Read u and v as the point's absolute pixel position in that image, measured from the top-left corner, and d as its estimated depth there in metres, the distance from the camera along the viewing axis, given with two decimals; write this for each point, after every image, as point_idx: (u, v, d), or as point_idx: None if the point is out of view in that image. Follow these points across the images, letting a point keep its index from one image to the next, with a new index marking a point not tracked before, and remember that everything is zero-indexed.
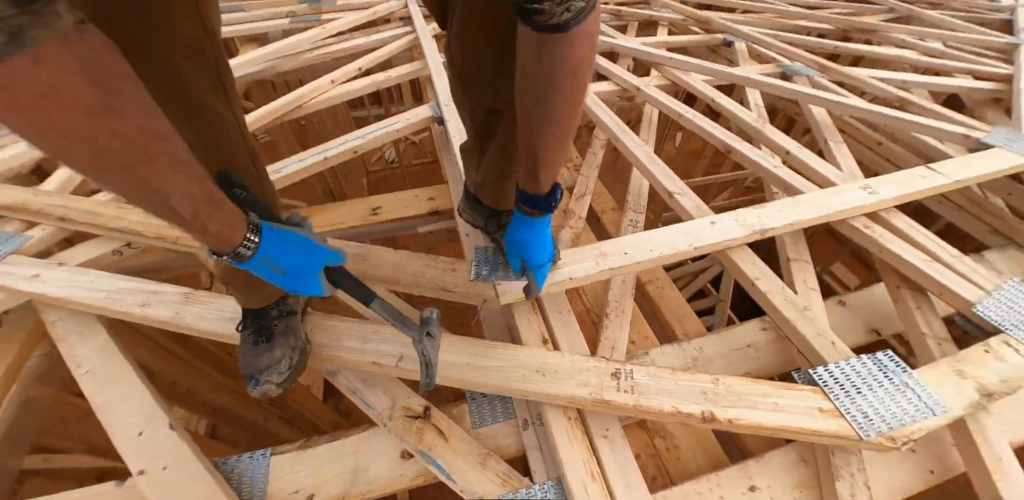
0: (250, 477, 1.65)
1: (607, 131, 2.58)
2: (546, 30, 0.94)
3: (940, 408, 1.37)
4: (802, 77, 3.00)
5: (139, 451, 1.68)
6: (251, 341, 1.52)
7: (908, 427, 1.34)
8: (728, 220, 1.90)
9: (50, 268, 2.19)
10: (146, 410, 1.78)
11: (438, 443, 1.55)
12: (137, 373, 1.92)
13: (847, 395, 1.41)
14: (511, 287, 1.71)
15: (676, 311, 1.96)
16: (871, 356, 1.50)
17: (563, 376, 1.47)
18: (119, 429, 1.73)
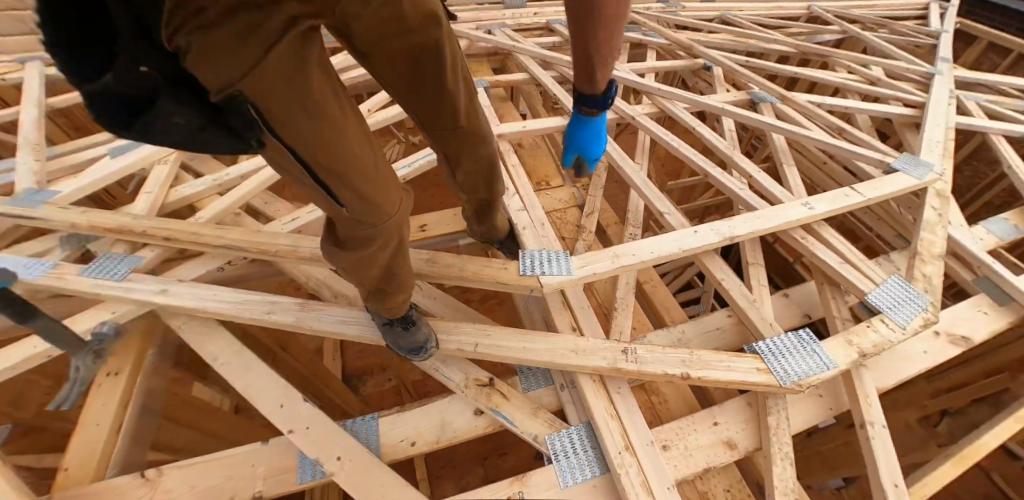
0: (366, 433, 2.35)
1: (609, 158, 3.19)
2: None
3: (834, 364, 2.07)
4: (766, 104, 3.61)
5: (284, 417, 2.37)
6: (405, 329, 2.09)
7: (811, 378, 2.04)
8: (706, 229, 2.49)
9: (174, 285, 2.81)
10: (282, 389, 2.46)
11: (502, 402, 2.25)
12: (265, 363, 2.59)
13: (775, 358, 2.10)
14: (552, 279, 2.26)
15: (665, 303, 2.66)
16: (795, 332, 2.19)
17: (589, 353, 2.16)
18: (266, 402, 2.41)
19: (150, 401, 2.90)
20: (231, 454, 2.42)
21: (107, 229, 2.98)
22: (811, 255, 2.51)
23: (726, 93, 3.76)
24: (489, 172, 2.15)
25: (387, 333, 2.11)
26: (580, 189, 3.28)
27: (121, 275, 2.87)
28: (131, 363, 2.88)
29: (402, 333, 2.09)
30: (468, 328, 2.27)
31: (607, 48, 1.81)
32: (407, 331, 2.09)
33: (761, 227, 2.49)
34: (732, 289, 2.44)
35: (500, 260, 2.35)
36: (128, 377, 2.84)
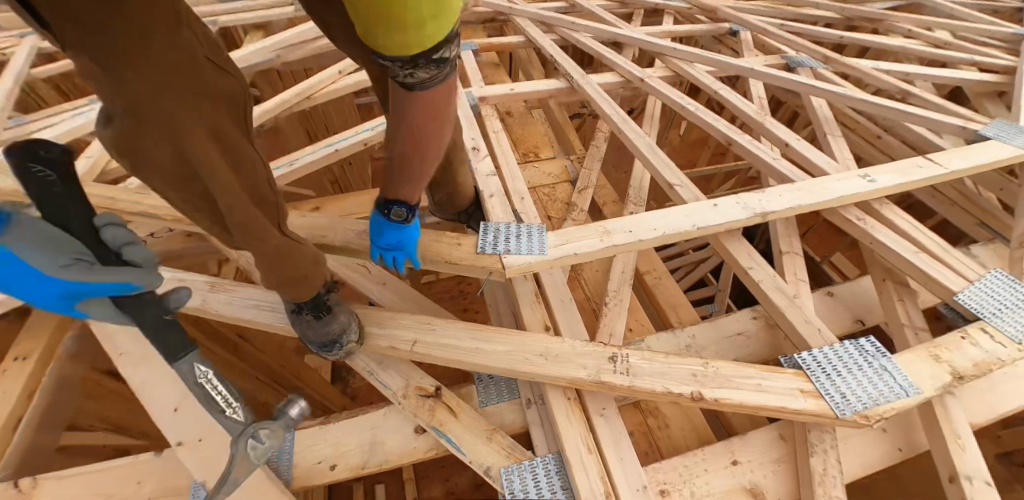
0: (277, 450, 1.83)
1: (610, 124, 2.63)
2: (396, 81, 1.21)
3: (913, 390, 1.48)
4: (805, 68, 3.06)
5: (177, 425, 1.86)
6: (316, 318, 1.56)
7: (881, 407, 1.45)
8: (730, 203, 1.93)
9: None
10: (180, 388, 1.95)
11: (448, 420, 1.69)
12: (171, 355, 2.08)
13: (828, 378, 1.51)
14: (517, 258, 1.72)
15: (671, 300, 2.08)
16: (854, 341, 1.60)
17: (563, 359, 1.59)
18: (157, 407, 1.91)
19: (61, 395, 2.38)
20: (114, 468, 1.90)
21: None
22: (870, 242, 1.94)
23: (757, 57, 3.22)
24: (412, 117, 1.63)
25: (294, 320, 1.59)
26: (575, 161, 2.73)
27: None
28: (45, 344, 2.34)
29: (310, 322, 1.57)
30: (408, 319, 1.73)
31: (408, 165, 1.45)
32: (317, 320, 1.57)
33: (802, 203, 1.92)
34: (764, 282, 1.85)
35: (453, 235, 1.83)
36: (38, 366, 2.30)
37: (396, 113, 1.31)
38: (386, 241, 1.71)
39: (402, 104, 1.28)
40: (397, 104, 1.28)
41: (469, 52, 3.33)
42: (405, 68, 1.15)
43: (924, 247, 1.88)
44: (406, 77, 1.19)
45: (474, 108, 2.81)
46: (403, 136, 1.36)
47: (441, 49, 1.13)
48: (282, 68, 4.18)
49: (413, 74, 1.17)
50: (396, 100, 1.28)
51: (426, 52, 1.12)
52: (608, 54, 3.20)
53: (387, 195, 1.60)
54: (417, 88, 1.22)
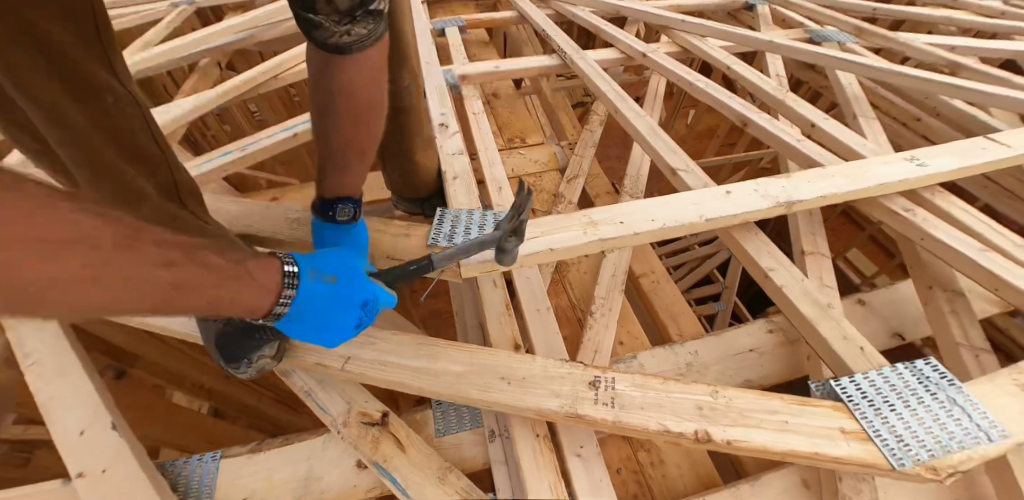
0: (198, 482, 1.54)
1: (606, 102, 2.31)
2: (329, 46, 1.18)
3: (997, 433, 1.15)
4: (832, 43, 2.92)
5: (80, 451, 1.57)
6: (222, 324, 1.39)
7: (954, 456, 1.12)
8: (747, 190, 1.62)
9: None
10: (91, 405, 1.66)
11: (394, 454, 1.39)
12: (88, 365, 1.79)
13: (877, 412, 1.20)
14: (472, 253, 1.41)
15: (671, 309, 1.75)
16: (909, 365, 1.29)
17: (532, 385, 1.27)
18: (60, 427, 1.60)
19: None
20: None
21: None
22: (922, 238, 1.64)
23: (779, 31, 3.07)
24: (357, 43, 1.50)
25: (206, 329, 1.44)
26: (565, 147, 2.41)
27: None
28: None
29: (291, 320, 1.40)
30: (347, 330, 1.42)
31: (350, 137, 1.41)
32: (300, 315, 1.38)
33: (834, 191, 1.63)
34: (788, 289, 1.52)
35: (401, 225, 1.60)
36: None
37: (330, 86, 1.29)
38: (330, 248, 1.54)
39: (334, 73, 1.26)
40: (335, 78, 1.27)
41: (453, 28, 3.01)
42: (344, 23, 1.13)
43: (982, 248, 1.55)
44: (342, 36, 1.17)
45: (453, 88, 2.49)
46: (341, 112, 1.35)
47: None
48: (258, 50, 3.91)
49: (351, 31, 1.17)
50: (330, 73, 1.26)
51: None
52: (606, 29, 2.88)
53: (328, 195, 1.51)
54: (353, 48, 1.21)
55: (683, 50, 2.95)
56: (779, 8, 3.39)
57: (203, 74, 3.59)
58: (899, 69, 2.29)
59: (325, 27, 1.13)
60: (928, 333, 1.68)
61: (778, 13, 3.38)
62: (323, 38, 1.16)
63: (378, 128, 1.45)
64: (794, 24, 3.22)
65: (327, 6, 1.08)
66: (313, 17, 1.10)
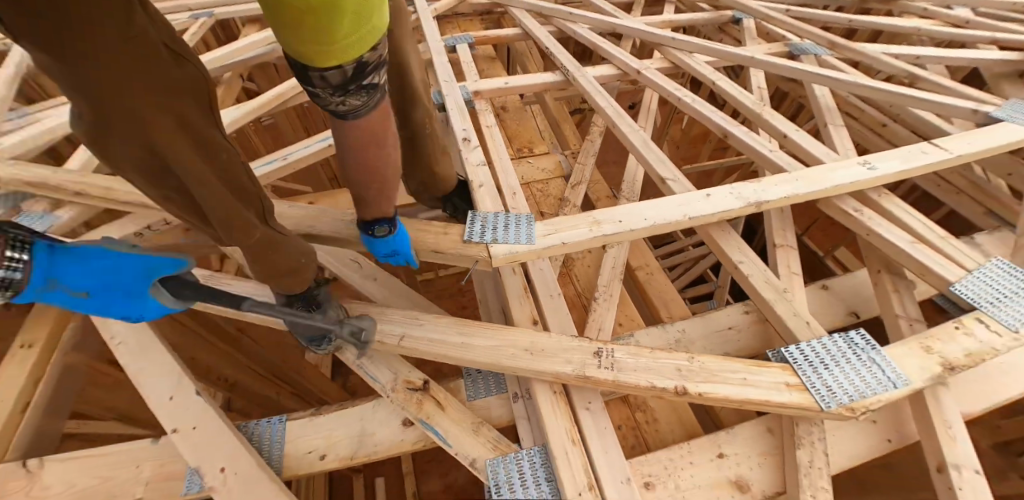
0: (269, 439, 1.86)
1: (605, 116, 2.62)
2: (329, 111, 1.37)
3: (901, 381, 1.48)
4: (807, 56, 3.24)
5: (171, 413, 1.89)
6: (306, 313, 1.63)
7: (868, 399, 1.45)
8: (724, 193, 1.94)
9: None
10: (175, 377, 1.99)
11: (436, 413, 1.71)
12: (165, 346, 2.11)
13: (814, 371, 1.51)
14: (502, 247, 1.73)
15: (662, 295, 2.07)
16: (843, 335, 1.59)
17: (550, 355, 1.59)
18: (153, 394, 1.94)
19: (68, 384, 2.40)
20: (113, 455, 1.93)
21: (20, 181, 2.53)
22: (868, 233, 1.99)
23: (762, 45, 3.40)
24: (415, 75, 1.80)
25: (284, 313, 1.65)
26: (568, 155, 2.72)
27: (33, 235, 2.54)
28: (51, 331, 2.36)
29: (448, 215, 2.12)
30: (398, 316, 1.79)
31: (368, 188, 1.61)
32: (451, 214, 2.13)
33: (797, 192, 1.95)
34: (754, 276, 1.83)
35: (443, 225, 1.89)
36: (43, 353, 2.31)
37: (343, 146, 1.48)
38: (382, 252, 1.80)
39: (340, 132, 1.44)
40: (344, 139, 1.45)
41: (465, 44, 3.31)
42: (337, 95, 1.32)
43: (911, 242, 1.90)
44: (338, 105, 1.35)
45: (468, 102, 2.79)
46: (356, 168, 1.54)
47: (368, 73, 1.31)
48: (279, 63, 4.21)
49: (345, 101, 1.35)
50: (339, 134, 1.45)
51: (353, 76, 1.28)
52: (605, 45, 3.18)
53: (367, 217, 1.70)
54: (350, 116, 1.38)
55: (674, 65, 3.26)
56: (764, 21, 3.67)
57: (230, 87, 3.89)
58: (872, 84, 2.61)
59: (321, 96, 1.32)
60: (877, 311, 2.01)
61: (761, 28, 3.71)
62: (324, 106, 1.36)
63: (394, 180, 1.63)
64: (774, 37, 3.55)
65: (321, 82, 1.27)
66: (311, 89, 1.30)
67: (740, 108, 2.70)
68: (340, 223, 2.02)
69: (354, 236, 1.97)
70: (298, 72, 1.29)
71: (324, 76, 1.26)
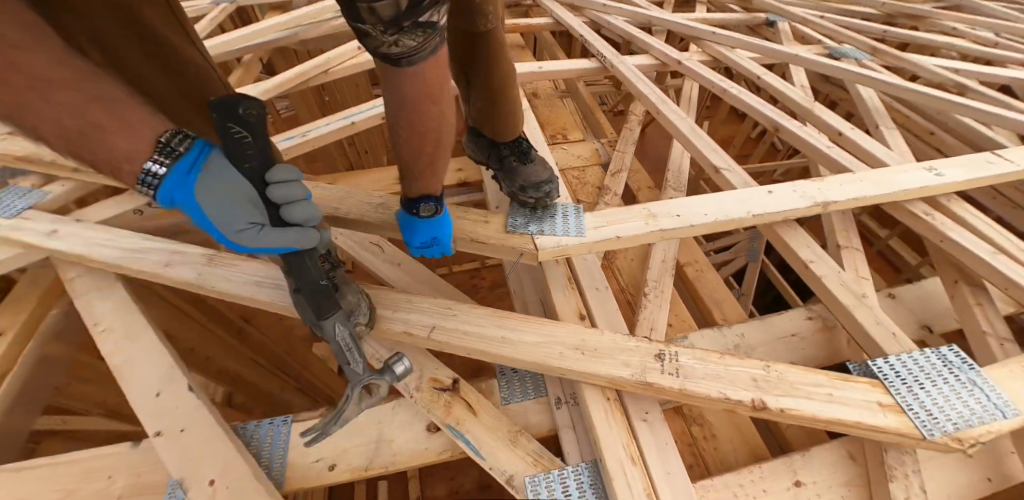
0: (270, 444, 1.69)
1: (646, 103, 2.44)
2: (381, 56, 1.17)
3: (1012, 410, 1.27)
4: (850, 59, 3.07)
5: (156, 412, 1.72)
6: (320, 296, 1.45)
7: (975, 429, 1.23)
8: (787, 190, 1.74)
9: (66, 224, 2.19)
10: (165, 371, 1.82)
11: (466, 417, 1.50)
12: (157, 336, 1.95)
13: (908, 388, 1.31)
14: (549, 239, 1.54)
15: (714, 294, 1.86)
16: (936, 351, 1.39)
17: (603, 356, 1.39)
18: (139, 388, 1.78)
19: (47, 372, 2.20)
20: (90, 456, 1.72)
21: (13, 155, 2.38)
22: (941, 240, 1.78)
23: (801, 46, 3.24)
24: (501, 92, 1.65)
25: (297, 299, 1.49)
26: (606, 144, 2.52)
27: (15, 212, 2.25)
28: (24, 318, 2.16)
29: (515, 168, 1.67)
30: (429, 304, 1.58)
31: (416, 152, 1.42)
32: (523, 167, 1.66)
33: (865, 195, 1.74)
34: (827, 277, 1.64)
35: (481, 211, 1.71)
36: (17, 340, 2.11)
37: (393, 99, 1.29)
38: (419, 239, 1.63)
39: (395, 83, 1.25)
40: (395, 91, 1.26)
41: None
42: (390, 33, 1.12)
43: (991, 252, 1.68)
44: (390, 47, 1.15)
45: None
46: (403, 126, 1.35)
47: (424, 8, 1.11)
48: (296, 48, 4.05)
49: (399, 42, 1.14)
50: (392, 84, 1.26)
51: (408, 7, 1.09)
52: (641, 37, 3.02)
53: (411, 194, 1.55)
54: (403, 61, 1.19)
55: (712, 61, 3.09)
56: (799, 25, 3.56)
57: (243, 69, 3.73)
58: (912, 86, 2.43)
59: (373, 36, 1.12)
60: (955, 326, 1.80)
61: (797, 31, 3.56)
62: (374, 49, 1.17)
63: (444, 145, 1.45)
64: (812, 40, 3.39)
65: (371, 15, 1.07)
66: (361, 27, 1.10)
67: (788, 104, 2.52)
68: (361, 204, 1.83)
69: (381, 219, 1.77)
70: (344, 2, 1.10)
71: (373, 8, 1.06)
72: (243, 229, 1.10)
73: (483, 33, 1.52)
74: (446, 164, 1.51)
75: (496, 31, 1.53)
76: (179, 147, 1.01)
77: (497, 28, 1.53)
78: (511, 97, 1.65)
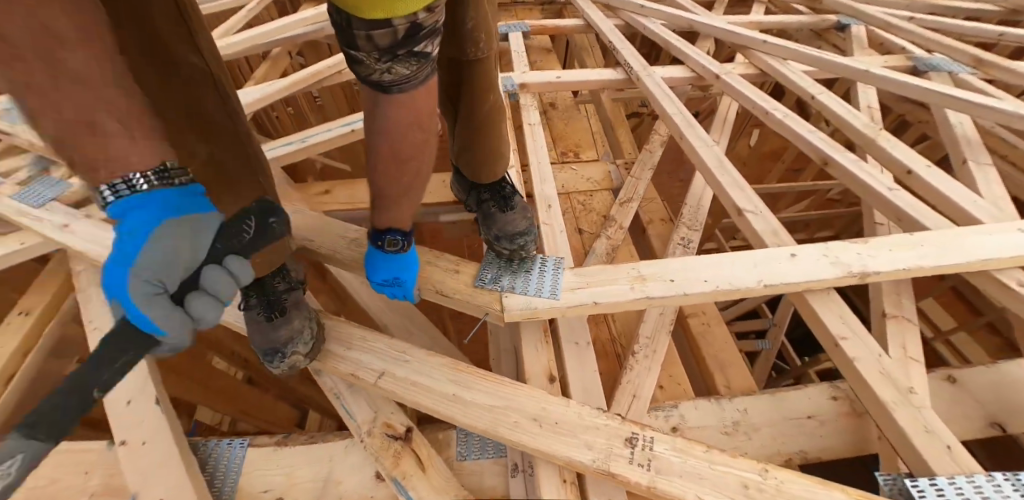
0: (224, 465, 1.62)
1: (669, 125, 2.19)
2: (371, 82, 1.11)
3: None
4: (940, 73, 2.55)
5: (124, 421, 1.63)
6: (264, 317, 1.49)
7: None
8: (815, 254, 1.49)
9: (77, 218, 2.10)
10: (141, 377, 1.72)
11: (414, 473, 1.37)
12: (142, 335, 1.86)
13: None
14: (518, 299, 1.43)
15: (719, 356, 1.64)
16: (1009, 478, 1.12)
17: (566, 432, 1.22)
18: (111, 392, 1.68)
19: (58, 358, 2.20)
20: (67, 452, 1.63)
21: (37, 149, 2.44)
22: None
23: (876, 55, 2.80)
24: (489, 125, 1.47)
25: (244, 313, 1.53)
26: (621, 166, 2.28)
27: (44, 201, 2.17)
28: (51, 297, 2.09)
29: (493, 215, 1.56)
30: (383, 346, 1.51)
31: (395, 181, 1.29)
32: (502, 213, 1.55)
33: (914, 266, 1.46)
34: (862, 361, 1.36)
35: (452, 259, 1.59)
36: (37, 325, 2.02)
37: (378, 128, 1.18)
38: (380, 276, 1.48)
39: (384, 109, 1.15)
40: (381, 119, 1.16)
41: (518, 33, 2.95)
42: (383, 61, 1.06)
43: None
44: (382, 74, 1.09)
45: (512, 96, 2.44)
46: (385, 152, 1.22)
47: (421, 38, 1.06)
48: (328, 42, 4.00)
49: (392, 69, 1.08)
50: (377, 113, 1.16)
51: (405, 38, 1.04)
52: (679, 45, 2.74)
53: (378, 225, 1.40)
54: (395, 89, 1.12)
55: (760, 73, 2.74)
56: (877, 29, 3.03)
57: (273, 62, 3.70)
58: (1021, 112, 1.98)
59: (366, 62, 1.07)
60: None
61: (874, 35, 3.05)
62: (365, 75, 1.10)
63: (426, 174, 1.33)
64: (891, 48, 2.89)
65: (367, 42, 1.02)
66: (355, 54, 1.06)
67: (846, 132, 2.18)
68: (334, 238, 1.81)
69: (351, 261, 1.74)
70: (339, 26, 1.05)
71: (369, 35, 1.01)
72: (141, 287, 0.84)
73: (470, 63, 1.37)
74: (423, 195, 1.37)
75: (489, 60, 1.38)
76: (178, 180, 0.92)
77: (489, 58, 1.39)
78: (501, 130, 1.49)
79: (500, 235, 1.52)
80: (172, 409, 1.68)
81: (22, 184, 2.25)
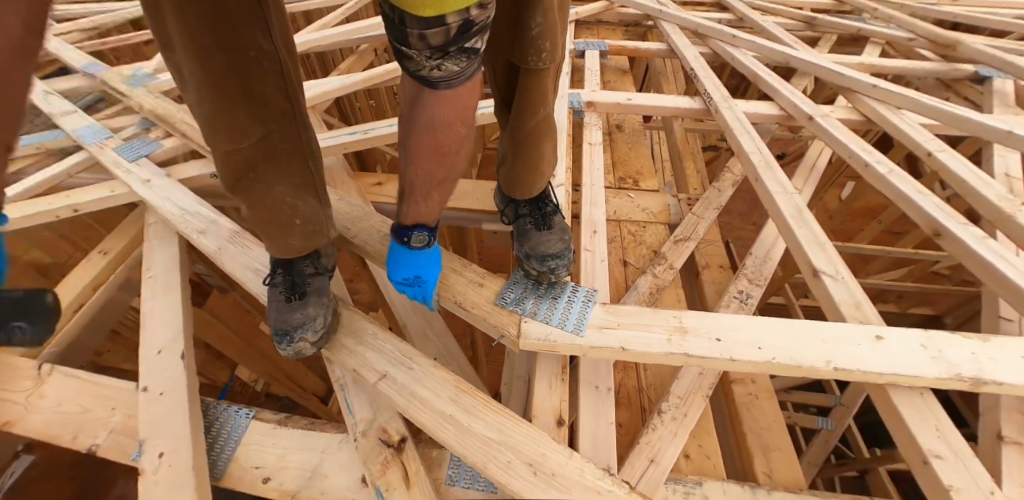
0: (226, 433, 1.57)
1: (745, 164, 1.97)
2: (419, 76, 1.02)
3: None
4: None
5: (150, 368, 1.60)
6: (284, 297, 1.44)
7: None
8: (904, 341, 1.24)
9: (159, 176, 2.11)
10: (175, 329, 1.69)
11: (397, 487, 1.26)
12: (187, 288, 1.84)
13: None
14: (538, 328, 1.29)
15: (764, 435, 1.41)
16: None
17: (562, 486, 1.07)
18: (147, 338, 1.66)
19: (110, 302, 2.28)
20: (97, 385, 1.61)
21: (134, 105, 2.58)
22: None
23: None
24: (536, 139, 1.34)
25: (268, 287, 1.49)
26: (684, 200, 2.09)
27: (135, 155, 2.21)
28: (126, 240, 2.16)
29: (527, 232, 1.43)
30: (394, 349, 1.41)
31: (429, 174, 1.19)
32: (538, 232, 1.42)
33: None
34: (956, 488, 1.09)
35: (480, 272, 1.46)
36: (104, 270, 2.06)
37: (420, 121, 1.09)
38: (401, 274, 1.36)
39: (424, 106, 1.07)
40: (421, 114, 1.08)
41: (595, 51, 2.83)
42: (434, 58, 0.97)
43: None
44: (431, 70, 1.00)
45: (576, 113, 2.31)
46: (423, 145, 1.12)
47: (475, 34, 0.96)
48: None
49: (442, 66, 0.99)
50: (419, 105, 1.08)
51: (457, 35, 0.93)
52: (769, 79, 2.51)
53: (404, 220, 1.31)
54: (443, 84, 1.03)
55: (866, 120, 2.44)
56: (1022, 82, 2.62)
57: (359, 57, 3.80)
58: None
59: (417, 61, 0.98)
60: None
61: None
62: (413, 70, 1.01)
63: (463, 169, 1.22)
64: None
65: (418, 41, 0.92)
66: (404, 51, 0.96)
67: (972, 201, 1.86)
68: (370, 231, 1.75)
69: (382, 255, 1.66)
70: (389, 20, 0.94)
71: (423, 35, 0.91)
72: None
73: (528, 70, 1.24)
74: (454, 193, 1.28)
75: (549, 70, 1.24)
76: None
77: (549, 68, 1.24)
78: (546, 144, 1.36)
79: (530, 255, 1.39)
80: (194, 366, 1.63)
81: (123, 140, 2.31)
